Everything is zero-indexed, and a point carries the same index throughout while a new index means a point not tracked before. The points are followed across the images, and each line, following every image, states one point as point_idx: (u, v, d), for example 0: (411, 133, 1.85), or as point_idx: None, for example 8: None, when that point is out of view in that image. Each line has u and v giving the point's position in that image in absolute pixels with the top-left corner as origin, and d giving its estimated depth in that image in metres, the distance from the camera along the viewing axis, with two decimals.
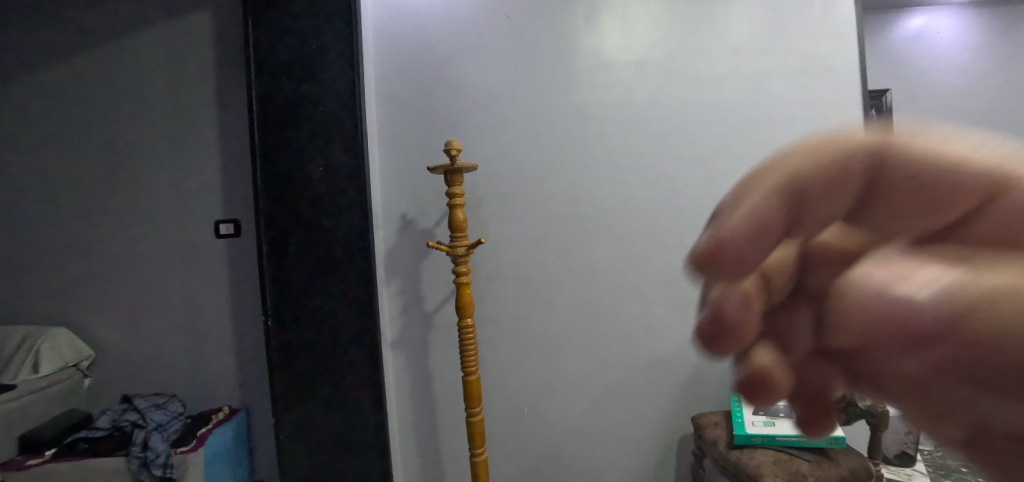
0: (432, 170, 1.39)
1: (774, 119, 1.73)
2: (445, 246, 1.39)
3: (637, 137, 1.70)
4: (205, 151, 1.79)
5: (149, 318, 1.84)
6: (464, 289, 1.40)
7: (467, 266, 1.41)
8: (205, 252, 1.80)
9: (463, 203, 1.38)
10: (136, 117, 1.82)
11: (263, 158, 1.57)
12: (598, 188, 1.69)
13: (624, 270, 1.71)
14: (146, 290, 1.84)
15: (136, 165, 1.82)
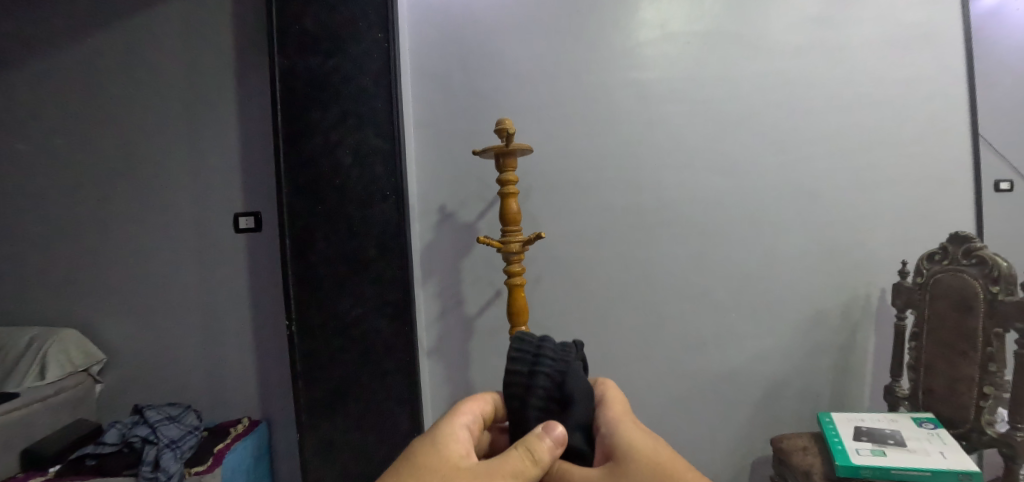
0: (480, 153, 1.19)
1: (861, 97, 1.49)
2: (496, 242, 1.19)
3: (705, 120, 1.48)
4: (223, 136, 1.63)
5: (164, 320, 1.69)
6: (517, 292, 1.22)
7: (521, 265, 1.21)
8: (223, 248, 1.64)
9: (517, 192, 1.19)
10: (150, 100, 1.66)
11: (287, 143, 1.39)
12: (659, 178, 1.49)
13: (690, 272, 1.50)
14: (162, 290, 1.69)
15: (150, 154, 1.66)
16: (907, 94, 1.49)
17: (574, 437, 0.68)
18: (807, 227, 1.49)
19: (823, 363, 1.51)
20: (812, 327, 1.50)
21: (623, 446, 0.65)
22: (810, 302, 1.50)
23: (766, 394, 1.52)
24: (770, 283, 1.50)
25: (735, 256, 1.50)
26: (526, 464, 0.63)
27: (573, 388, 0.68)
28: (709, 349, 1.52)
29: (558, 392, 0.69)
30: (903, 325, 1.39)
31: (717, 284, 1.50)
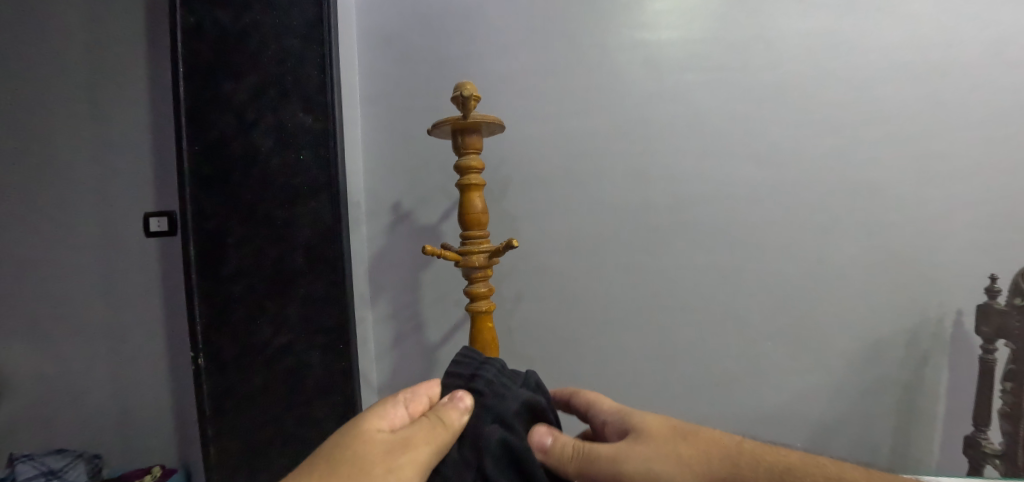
0: (431, 129, 0.83)
1: (949, 61, 1.12)
2: (452, 253, 0.87)
3: (732, 92, 1.16)
4: (134, 116, 1.32)
5: (48, 349, 1.32)
6: (484, 320, 0.89)
7: (488, 284, 0.89)
8: (133, 254, 1.34)
9: (482, 184, 0.86)
10: (27, 64, 1.29)
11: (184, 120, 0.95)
12: (673, 167, 1.17)
13: (711, 288, 1.18)
14: (42, 309, 1.32)
15: (28, 135, 1.30)
16: (1011, 50, 1.10)
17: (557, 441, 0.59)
18: (864, 230, 1.16)
19: (883, 406, 1.18)
20: (869, 358, 1.17)
21: (631, 428, 0.58)
22: (866, 327, 1.17)
23: (807, 445, 1.20)
24: (814, 302, 1.17)
25: (769, 268, 1.17)
26: (441, 434, 0.52)
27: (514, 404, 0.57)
28: (737, 386, 1.20)
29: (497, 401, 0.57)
30: (993, 361, 1.06)
31: (747, 304, 1.18)
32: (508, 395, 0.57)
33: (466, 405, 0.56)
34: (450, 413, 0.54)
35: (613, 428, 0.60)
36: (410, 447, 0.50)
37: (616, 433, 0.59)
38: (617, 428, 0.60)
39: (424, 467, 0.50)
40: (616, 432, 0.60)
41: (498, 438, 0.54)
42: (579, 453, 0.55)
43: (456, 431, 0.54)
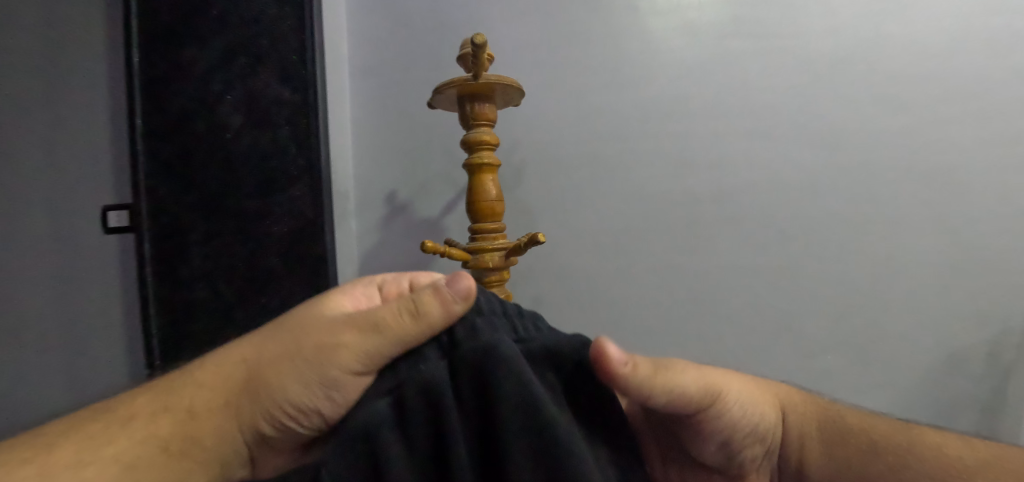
0: (432, 95, 0.67)
1: None
2: (459, 250, 0.69)
3: (784, 64, 0.99)
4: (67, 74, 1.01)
5: None
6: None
7: (504, 290, 0.70)
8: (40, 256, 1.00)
9: (497, 164, 0.68)
10: None
11: (147, 96, 0.88)
12: (716, 152, 1.00)
13: (760, 291, 1.01)
14: None
15: None
16: None
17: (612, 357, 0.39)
18: (941, 225, 0.98)
19: (961, 431, 1.00)
20: (944, 375, 1.00)
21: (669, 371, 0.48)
22: (942, 338, 0.99)
23: None
24: (880, 308, 1.00)
25: (828, 269, 1.00)
26: (406, 315, 0.35)
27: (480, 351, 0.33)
28: None
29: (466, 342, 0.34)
30: None
31: (802, 309, 1.01)
32: (491, 342, 0.33)
33: (454, 303, 0.35)
34: (431, 298, 0.35)
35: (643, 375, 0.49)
36: (352, 325, 0.36)
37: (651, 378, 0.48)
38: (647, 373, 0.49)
39: (366, 350, 0.35)
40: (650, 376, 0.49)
41: (429, 385, 0.31)
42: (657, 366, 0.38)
43: (432, 325, 0.35)
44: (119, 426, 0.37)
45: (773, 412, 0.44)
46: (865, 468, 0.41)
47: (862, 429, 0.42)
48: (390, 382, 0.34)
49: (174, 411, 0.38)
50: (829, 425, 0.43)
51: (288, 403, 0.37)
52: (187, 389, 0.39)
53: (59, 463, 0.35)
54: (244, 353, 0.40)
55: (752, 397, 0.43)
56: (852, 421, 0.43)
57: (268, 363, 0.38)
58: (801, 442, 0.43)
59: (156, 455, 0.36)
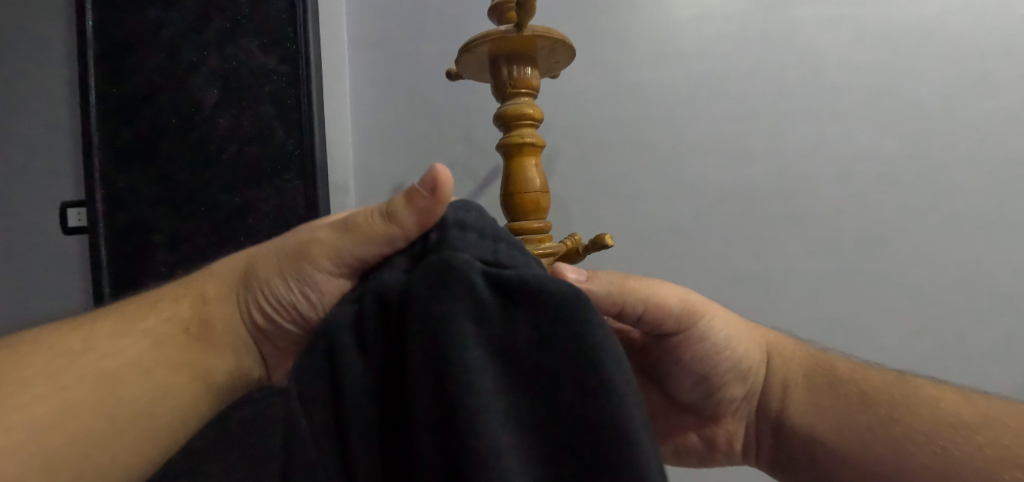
0: (459, 55, 0.52)
1: None
2: None
3: (863, 36, 0.84)
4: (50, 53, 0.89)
5: None
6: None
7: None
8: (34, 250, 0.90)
9: (540, 145, 0.53)
10: None
11: (105, 65, 0.72)
12: (781, 139, 0.85)
13: (835, 303, 0.85)
14: None
15: None
16: None
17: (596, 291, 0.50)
18: None
19: None
20: None
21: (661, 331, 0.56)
22: None
23: None
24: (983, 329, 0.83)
25: (922, 277, 0.83)
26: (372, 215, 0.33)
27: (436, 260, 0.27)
28: None
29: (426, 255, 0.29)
30: None
31: (886, 325, 0.84)
32: (447, 253, 0.27)
33: (422, 201, 0.31)
34: (399, 195, 0.32)
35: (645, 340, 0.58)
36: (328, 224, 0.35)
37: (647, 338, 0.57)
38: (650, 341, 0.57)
39: (339, 249, 0.33)
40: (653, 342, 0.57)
41: (377, 287, 0.28)
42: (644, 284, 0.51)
43: (394, 221, 0.31)
44: (145, 305, 0.37)
45: (758, 354, 0.56)
46: (856, 419, 0.49)
47: (851, 380, 0.52)
48: (352, 293, 0.30)
49: (190, 297, 0.38)
50: (811, 370, 0.54)
51: (280, 295, 0.36)
52: (200, 279, 0.39)
53: (105, 330, 0.35)
54: (249, 252, 0.40)
55: (740, 340, 0.55)
56: (843, 373, 0.53)
57: (259, 260, 0.38)
58: (786, 382, 0.54)
59: (177, 332, 0.36)
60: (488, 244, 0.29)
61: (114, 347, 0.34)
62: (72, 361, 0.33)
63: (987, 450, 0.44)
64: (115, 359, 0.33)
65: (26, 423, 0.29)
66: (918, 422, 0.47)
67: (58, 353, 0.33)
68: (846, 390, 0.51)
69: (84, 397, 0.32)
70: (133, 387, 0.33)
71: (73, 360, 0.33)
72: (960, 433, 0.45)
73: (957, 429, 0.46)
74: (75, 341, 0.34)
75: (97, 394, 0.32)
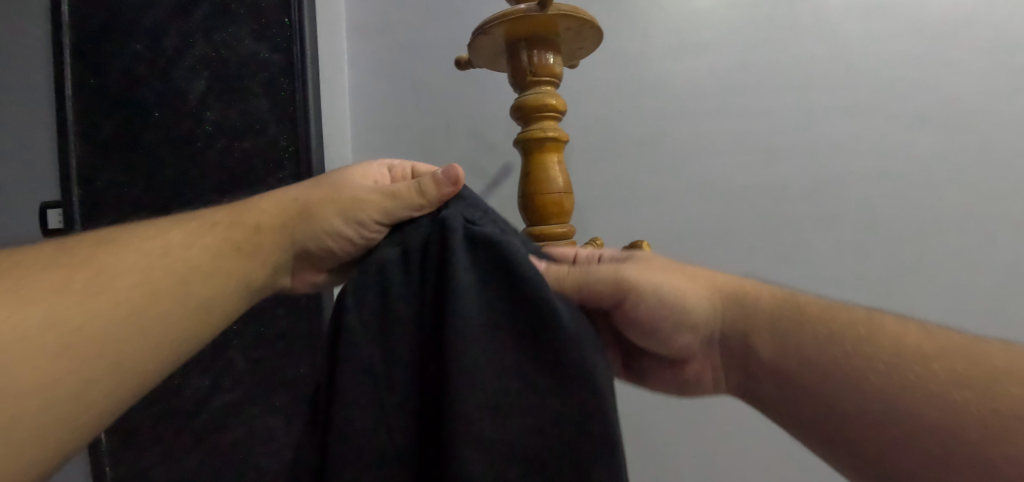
0: (473, 39, 0.47)
1: None
2: None
3: (898, 22, 0.75)
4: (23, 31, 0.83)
5: None
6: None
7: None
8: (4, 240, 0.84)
9: (563, 140, 0.47)
10: None
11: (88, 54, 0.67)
12: (806, 134, 0.78)
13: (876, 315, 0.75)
14: None
15: None
16: None
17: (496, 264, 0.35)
18: None
19: None
20: None
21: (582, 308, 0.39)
22: None
23: None
24: None
25: (960, 276, 0.72)
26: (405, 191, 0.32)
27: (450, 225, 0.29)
28: None
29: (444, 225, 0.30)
30: None
31: None
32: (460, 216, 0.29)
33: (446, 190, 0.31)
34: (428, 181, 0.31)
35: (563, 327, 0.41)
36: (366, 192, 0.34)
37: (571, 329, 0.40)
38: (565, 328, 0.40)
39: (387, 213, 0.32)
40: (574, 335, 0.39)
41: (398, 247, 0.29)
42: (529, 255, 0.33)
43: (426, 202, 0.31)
44: (200, 223, 0.35)
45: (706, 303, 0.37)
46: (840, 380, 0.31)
47: (820, 319, 0.33)
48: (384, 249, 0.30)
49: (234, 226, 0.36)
50: (773, 318, 0.34)
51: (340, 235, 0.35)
52: (250, 212, 0.37)
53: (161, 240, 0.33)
54: (294, 196, 0.38)
55: (681, 286, 0.35)
56: (808, 305, 0.34)
57: (303, 210, 0.37)
58: (747, 341, 0.35)
59: (228, 247, 0.34)
60: (477, 208, 0.30)
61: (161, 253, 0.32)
62: (115, 259, 0.30)
63: (948, 380, 0.29)
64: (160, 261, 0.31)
65: (69, 302, 0.26)
66: (887, 375, 0.30)
67: (98, 257, 0.30)
68: (814, 335, 0.32)
69: (126, 290, 0.29)
70: (175, 292, 0.31)
71: (120, 258, 0.30)
72: (925, 376, 0.30)
73: (924, 374, 0.30)
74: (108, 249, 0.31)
75: (141, 292, 0.29)
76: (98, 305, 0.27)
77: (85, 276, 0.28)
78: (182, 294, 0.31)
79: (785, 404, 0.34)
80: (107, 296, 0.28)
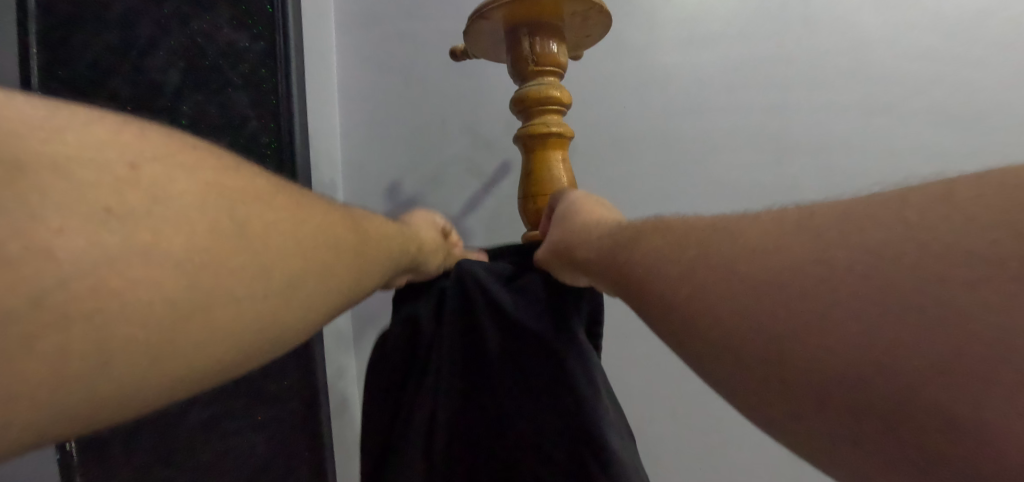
0: (468, 28, 0.43)
1: None
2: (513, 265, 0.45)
3: (911, 16, 0.70)
4: None
5: None
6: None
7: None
8: None
9: (568, 135, 0.43)
10: None
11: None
12: (827, 131, 0.71)
13: None
14: None
15: None
16: None
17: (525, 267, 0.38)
18: None
19: None
20: None
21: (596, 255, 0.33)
22: None
23: None
24: None
25: None
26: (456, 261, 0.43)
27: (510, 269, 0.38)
28: None
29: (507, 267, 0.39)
30: None
31: None
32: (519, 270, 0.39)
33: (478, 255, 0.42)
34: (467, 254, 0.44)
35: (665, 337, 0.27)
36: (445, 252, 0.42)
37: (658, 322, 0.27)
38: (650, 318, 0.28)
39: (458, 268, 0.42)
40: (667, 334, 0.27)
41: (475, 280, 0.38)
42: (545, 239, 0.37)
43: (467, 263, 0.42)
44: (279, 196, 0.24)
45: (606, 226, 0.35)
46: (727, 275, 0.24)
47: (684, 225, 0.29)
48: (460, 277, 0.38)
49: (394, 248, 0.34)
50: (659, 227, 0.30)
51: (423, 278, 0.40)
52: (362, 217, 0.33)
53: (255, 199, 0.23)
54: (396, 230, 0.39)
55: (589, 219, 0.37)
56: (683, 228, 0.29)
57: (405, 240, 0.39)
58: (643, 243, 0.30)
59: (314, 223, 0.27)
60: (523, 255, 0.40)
61: (326, 245, 0.26)
62: (292, 220, 0.24)
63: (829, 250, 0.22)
64: (317, 253, 0.25)
65: (194, 257, 0.19)
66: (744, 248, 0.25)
67: (286, 203, 0.24)
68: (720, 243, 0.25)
69: (277, 271, 0.22)
70: (300, 305, 0.23)
71: (291, 231, 0.24)
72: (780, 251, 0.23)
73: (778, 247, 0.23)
74: (291, 201, 0.25)
75: (283, 282, 0.22)
76: (233, 277, 0.20)
77: (255, 224, 0.22)
78: (304, 312, 0.23)
79: (688, 298, 0.25)
80: (247, 271, 0.21)
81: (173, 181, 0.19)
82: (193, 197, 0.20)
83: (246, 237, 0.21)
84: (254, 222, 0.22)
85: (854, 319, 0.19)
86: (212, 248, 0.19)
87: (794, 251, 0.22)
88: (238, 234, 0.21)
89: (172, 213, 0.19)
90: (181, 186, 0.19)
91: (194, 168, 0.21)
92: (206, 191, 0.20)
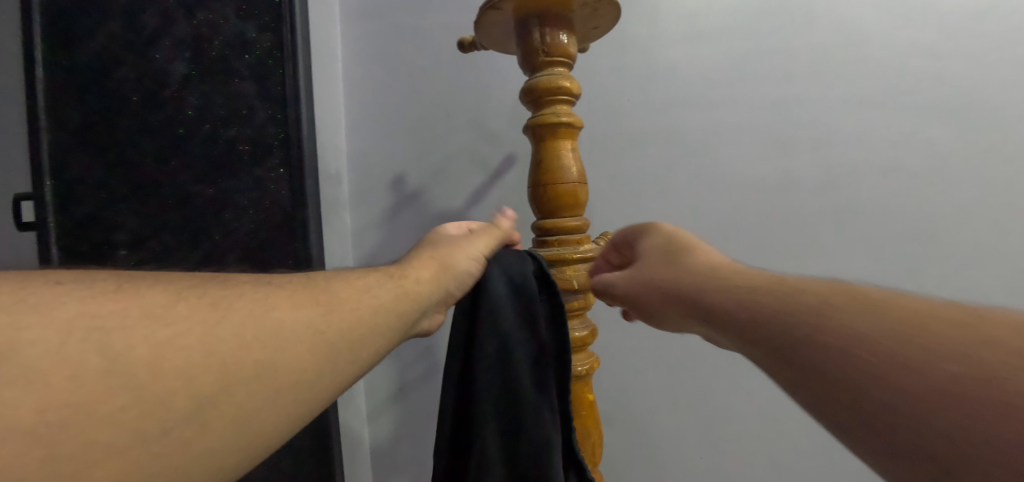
0: (478, 20, 0.43)
1: None
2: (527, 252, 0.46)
3: (910, 9, 0.70)
4: None
5: None
6: (580, 390, 0.46)
7: (588, 323, 0.47)
8: None
9: (577, 124, 0.44)
10: None
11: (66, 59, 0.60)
12: (826, 124, 0.72)
13: None
14: None
15: None
16: None
17: (518, 303, 0.41)
18: None
19: None
20: None
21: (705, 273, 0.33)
22: None
23: None
24: None
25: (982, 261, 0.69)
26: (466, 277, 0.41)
27: (515, 300, 0.41)
28: None
29: (520, 296, 0.41)
30: None
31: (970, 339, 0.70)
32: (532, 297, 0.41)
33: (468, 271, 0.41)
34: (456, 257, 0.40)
35: (763, 344, 0.27)
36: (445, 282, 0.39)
37: (768, 324, 0.27)
38: (756, 328, 0.28)
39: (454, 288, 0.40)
40: (775, 339, 0.27)
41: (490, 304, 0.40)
42: (652, 246, 0.38)
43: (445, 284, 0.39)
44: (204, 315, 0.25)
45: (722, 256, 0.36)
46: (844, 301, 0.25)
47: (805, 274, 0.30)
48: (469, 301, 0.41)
49: (375, 308, 0.33)
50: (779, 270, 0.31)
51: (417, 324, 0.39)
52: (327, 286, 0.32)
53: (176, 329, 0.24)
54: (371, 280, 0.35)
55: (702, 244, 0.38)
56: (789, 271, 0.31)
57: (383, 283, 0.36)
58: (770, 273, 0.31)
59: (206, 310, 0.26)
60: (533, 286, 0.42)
61: (268, 336, 0.27)
62: (197, 328, 0.24)
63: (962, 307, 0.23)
64: (247, 353, 0.25)
65: (59, 408, 0.19)
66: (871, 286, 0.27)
67: (194, 309, 0.25)
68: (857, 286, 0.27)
69: (182, 397, 0.22)
70: (225, 422, 0.24)
71: (208, 334, 0.25)
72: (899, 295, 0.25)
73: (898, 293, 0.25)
74: (201, 304, 0.26)
75: (190, 407, 0.22)
76: (110, 426, 0.20)
77: (138, 351, 0.22)
78: (235, 432, 0.24)
79: (807, 310, 0.26)
80: (129, 413, 0.21)
81: (18, 330, 0.20)
82: (48, 341, 0.20)
83: (125, 369, 0.21)
84: (142, 350, 0.22)
85: (985, 350, 0.20)
86: (73, 398, 0.19)
87: (911, 316, 0.23)
88: (112, 368, 0.21)
89: (12, 376, 0.19)
90: (27, 335, 0.20)
91: (50, 308, 0.21)
92: (64, 332, 0.21)
